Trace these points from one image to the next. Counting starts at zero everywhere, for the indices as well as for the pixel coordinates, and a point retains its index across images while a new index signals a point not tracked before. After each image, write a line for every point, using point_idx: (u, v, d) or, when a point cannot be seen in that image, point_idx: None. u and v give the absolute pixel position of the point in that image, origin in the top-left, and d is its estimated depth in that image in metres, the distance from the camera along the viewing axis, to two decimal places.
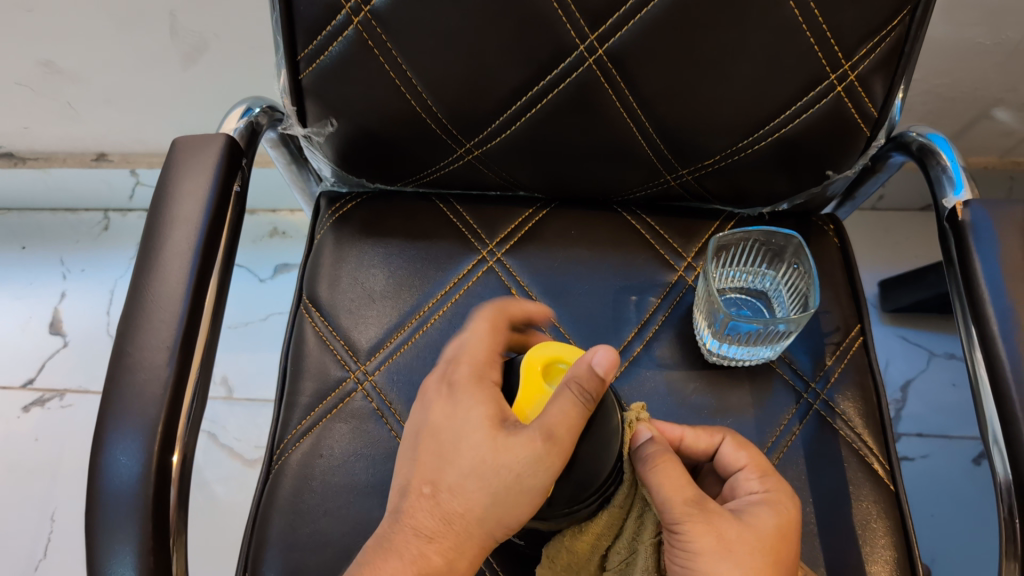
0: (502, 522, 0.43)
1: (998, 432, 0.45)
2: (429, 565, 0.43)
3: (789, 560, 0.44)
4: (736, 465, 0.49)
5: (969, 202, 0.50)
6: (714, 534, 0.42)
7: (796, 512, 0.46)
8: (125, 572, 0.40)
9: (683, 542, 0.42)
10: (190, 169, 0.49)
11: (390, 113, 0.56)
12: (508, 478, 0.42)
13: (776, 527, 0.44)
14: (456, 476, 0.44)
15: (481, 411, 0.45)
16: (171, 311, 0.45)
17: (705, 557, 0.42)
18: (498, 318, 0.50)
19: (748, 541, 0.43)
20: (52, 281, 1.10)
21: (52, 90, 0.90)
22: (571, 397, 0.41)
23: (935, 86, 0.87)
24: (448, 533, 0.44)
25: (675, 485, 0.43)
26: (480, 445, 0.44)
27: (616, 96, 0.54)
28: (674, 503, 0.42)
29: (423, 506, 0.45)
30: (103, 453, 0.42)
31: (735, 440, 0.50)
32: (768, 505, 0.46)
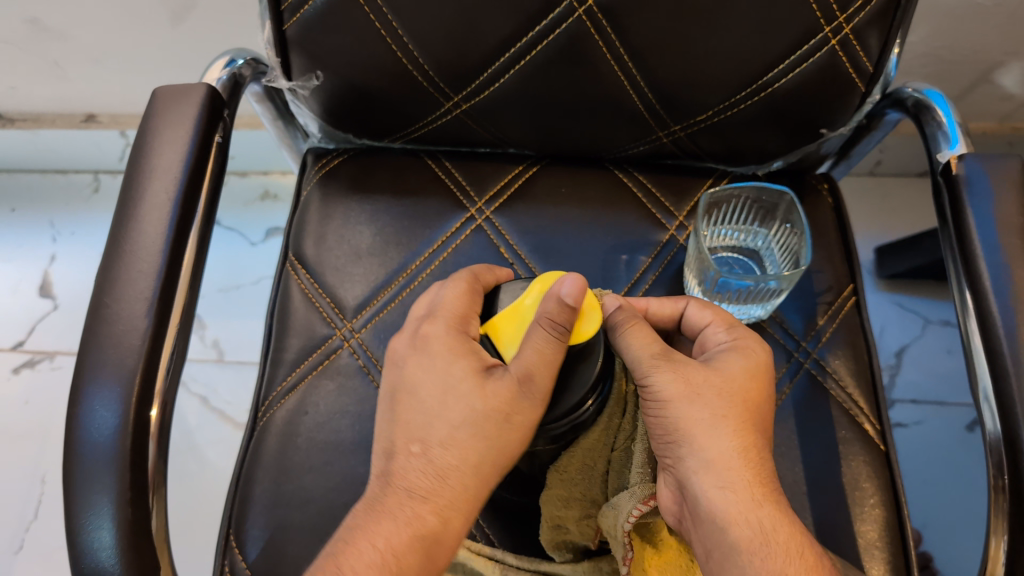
0: (499, 469, 0.44)
1: (989, 389, 0.44)
2: (423, 525, 0.43)
3: (759, 401, 0.45)
4: (702, 323, 0.49)
5: (963, 156, 0.49)
6: (683, 379, 0.44)
7: (767, 357, 0.47)
8: (103, 523, 0.40)
9: (653, 392, 0.44)
10: (170, 119, 0.48)
11: (376, 66, 0.55)
12: (502, 421, 0.44)
13: (745, 371, 0.45)
14: (445, 432, 0.45)
15: (463, 366, 0.46)
16: (150, 262, 0.45)
17: (677, 403, 0.43)
18: (472, 283, 0.49)
19: (716, 383, 0.44)
20: (42, 244, 1.09)
21: (38, 49, 0.88)
22: (542, 330, 0.43)
23: (933, 49, 0.85)
24: (442, 488, 0.44)
25: (643, 341, 0.45)
26: (469, 397, 0.45)
27: (606, 48, 0.52)
28: (642, 358, 0.44)
29: (411, 465, 0.45)
30: (80, 405, 0.42)
31: (698, 301, 0.50)
32: (737, 351, 0.46)
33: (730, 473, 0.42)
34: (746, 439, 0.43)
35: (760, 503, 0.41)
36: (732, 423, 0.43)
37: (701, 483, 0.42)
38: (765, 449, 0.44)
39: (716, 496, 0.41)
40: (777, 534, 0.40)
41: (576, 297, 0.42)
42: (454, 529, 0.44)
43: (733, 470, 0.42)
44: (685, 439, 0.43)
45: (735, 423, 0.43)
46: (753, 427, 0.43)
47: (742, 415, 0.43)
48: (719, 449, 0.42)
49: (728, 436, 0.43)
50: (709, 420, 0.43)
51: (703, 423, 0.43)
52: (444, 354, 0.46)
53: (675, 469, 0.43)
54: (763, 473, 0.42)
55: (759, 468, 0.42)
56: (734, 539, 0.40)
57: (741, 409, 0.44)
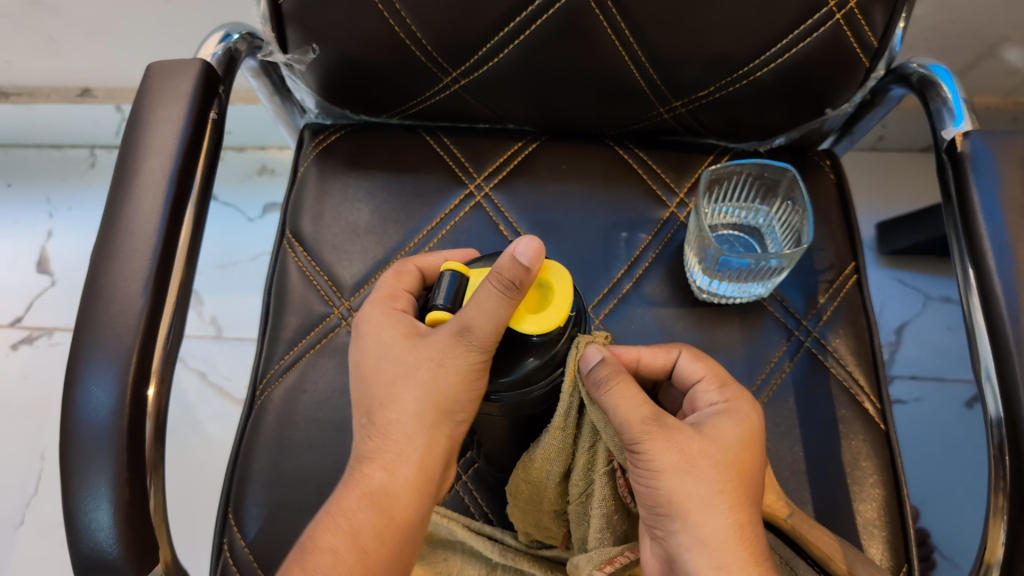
0: (443, 413, 0.43)
1: (991, 369, 0.44)
2: (373, 483, 0.44)
3: (753, 470, 0.43)
4: (693, 377, 0.47)
5: (969, 134, 0.49)
6: (677, 450, 0.41)
7: (760, 422, 0.45)
8: (102, 504, 0.40)
9: (646, 462, 0.41)
10: (164, 95, 0.48)
11: (374, 42, 0.54)
12: (433, 368, 0.42)
13: (738, 438, 0.43)
14: (387, 391, 0.45)
15: (396, 328, 0.45)
16: (145, 241, 0.44)
17: (669, 474, 0.41)
18: (402, 265, 0.49)
19: (712, 453, 0.42)
20: (39, 219, 1.08)
21: (32, 22, 0.87)
22: (489, 288, 0.38)
23: (938, 22, 0.84)
24: (387, 445, 0.44)
25: (631, 405, 0.40)
26: (400, 354, 0.44)
27: (607, 22, 0.51)
28: (633, 424, 0.40)
29: (365, 434, 0.45)
30: (77, 385, 0.42)
31: (691, 352, 0.48)
32: (729, 415, 0.44)
33: (726, 551, 0.40)
34: (742, 513, 0.41)
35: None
36: (729, 497, 0.41)
37: (694, 561, 0.40)
38: (760, 523, 0.42)
39: None
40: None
41: (529, 257, 0.38)
42: (409, 479, 0.44)
43: (729, 547, 0.40)
44: (679, 514, 0.41)
45: (730, 499, 0.41)
46: (747, 499, 0.41)
47: (737, 487, 0.41)
48: (715, 525, 0.40)
49: (724, 511, 0.41)
50: (704, 495, 0.41)
51: (698, 497, 0.41)
52: (376, 326, 0.46)
53: (666, 540, 0.42)
54: (757, 550, 0.40)
55: (753, 543, 0.41)
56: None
57: (738, 483, 0.42)
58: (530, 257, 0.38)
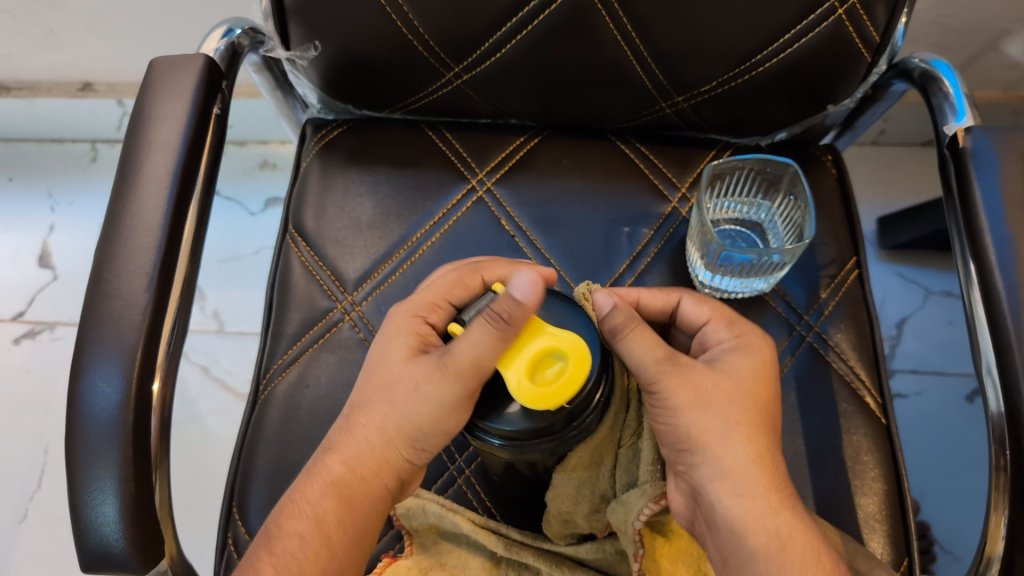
0: (408, 436, 0.45)
1: (992, 363, 0.44)
2: (329, 473, 0.45)
3: (768, 400, 0.44)
4: (700, 320, 0.49)
5: (970, 129, 0.49)
6: (692, 387, 0.43)
7: (770, 354, 0.46)
8: (107, 498, 0.40)
9: (661, 400, 0.43)
10: (167, 91, 0.48)
11: (376, 37, 0.54)
12: (410, 389, 0.45)
13: (751, 371, 0.45)
14: (367, 394, 0.46)
15: (403, 340, 0.46)
16: (149, 237, 0.44)
17: (687, 411, 0.42)
18: (469, 274, 0.48)
19: (726, 388, 0.43)
20: (40, 214, 1.08)
21: (34, 16, 0.87)
22: (482, 320, 0.40)
23: (940, 16, 0.84)
24: (351, 441, 0.45)
25: (647, 347, 0.43)
26: (394, 365, 0.46)
27: (610, 17, 0.51)
28: (647, 364, 0.43)
29: (337, 429, 0.47)
30: (82, 380, 0.42)
31: (694, 296, 0.49)
32: (741, 350, 0.46)
33: (748, 481, 0.41)
34: (759, 444, 0.42)
35: (778, 509, 0.41)
36: (746, 429, 0.42)
37: (717, 491, 0.41)
38: (778, 452, 0.43)
39: (733, 504, 0.41)
40: (795, 539, 0.40)
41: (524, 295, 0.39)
42: (362, 481, 0.45)
43: (750, 475, 0.42)
44: (699, 448, 0.42)
45: (748, 428, 0.43)
46: (765, 430, 0.43)
47: (754, 418, 0.43)
48: (734, 456, 0.42)
49: (742, 442, 0.42)
50: (722, 428, 0.42)
51: (716, 431, 0.42)
52: (392, 330, 0.47)
53: (688, 474, 0.43)
54: (777, 477, 0.42)
55: (774, 471, 0.42)
56: (752, 545, 0.40)
57: (754, 415, 0.43)
58: (525, 291, 0.39)
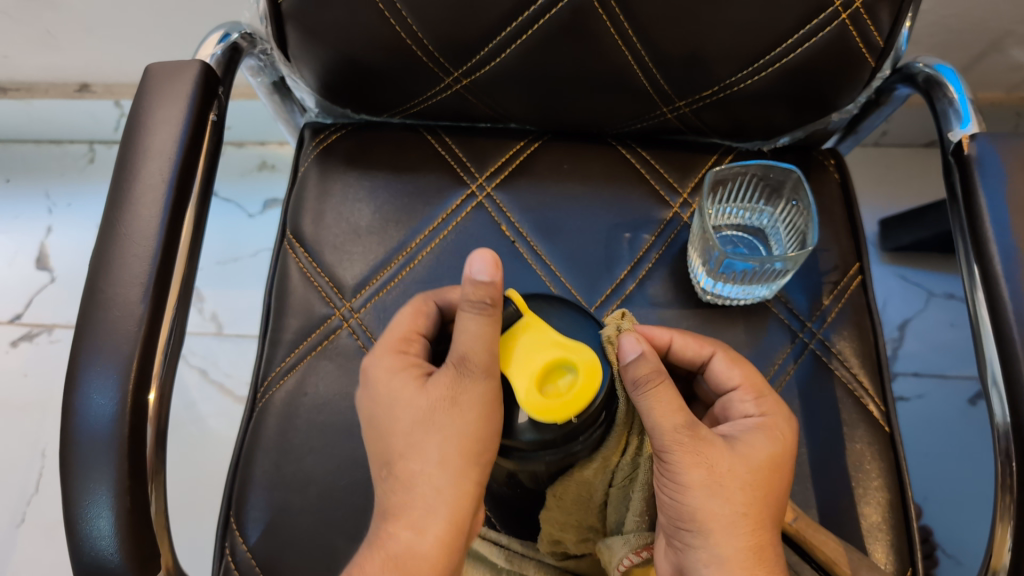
0: (473, 460, 0.41)
1: (997, 373, 0.43)
2: (402, 541, 0.41)
3: (778, 492, 0.43)
4: (728, 382, 0.48)
5: (975, 136, 0.48)
6: (706, 467, 0.41)
7: (792, 440, 0.45)
8: (102, 512, 0.39)
9: (672, 474, 0.41)
10: (162, 97, 0.47)
11: (374, 41, 0.53)
12: (449, 408, 0.42)
13: (767, 459, 0.43)
14: (406, 442, 0.43)
15: (405, 377, 0.44)
16: (144, 246, 0.44)
17: (696, 492, 0.41)
18: (422, 302, 0.48)
19: (741, 474, 0.42)
20: (38, 215, 1.08)
21: (30, 17, 0.87)
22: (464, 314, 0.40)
23: (943, 17, 0.83)
24: (414, 502, 0.42)
25: (667, 413, 0.41)
26: (411, 399, 0.43)
27: (611, 22, 0.51)
28: (665, 430, 0.41)
29: (389, 487, 0.43)
30: (77, 391, 0.41)
31: (727, 355, 0.48)
32: (761, 433, 0.44)
33: (742, 574, 0.40)
34: (760, 537, 0.41)
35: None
36: (752, 519, 0.41)
37: None
38: (777, 546, 0.42)
39: None
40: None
41: (486, 276, 0.39)
42: (439, 536, 0.41)
43: (747, 566, 0.40)
44: (702, 530, 0.41)
45: (753, 522, 0.41)
46: (768, 524, 0.41)
47: (760, 508, 0.42)
48: (735, 545, 0.40)
49: (745, 532, 0.41)
50: (728, 515, 0.41)
51: (722, 517, 0.41)
52: (381, 375, 0.45)
53: (682, 552, 0.42)
54: (773, 573, 0.41)
55: (770, 568, 0.41)
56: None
57: (761, 506, 0.42)
58: (487, 272, 0.39)
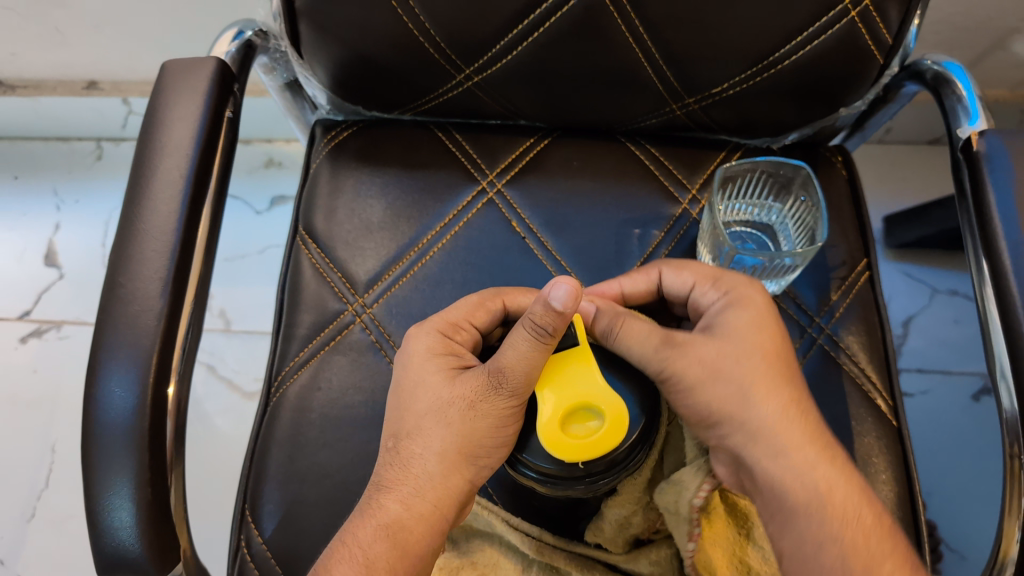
0: (469, 455, 0.45)
1: (1006, 366, 0.44)
2: (387, 514, 0.44)
3: (780, 352, 0.46)
4: (684, 286, 0.51)
5: (984, 132, 0.49)
6: (697, 363, 0.46)
7: (767, 302, 0.48)
8: (124, 503, 0.40)
9: (675, 382, 0.46)
10: (179, 94, 0.48)
11: (387, 38, 0.54)
12: (464, 407, 0.45)
13: (753, 325, 0.46)
14: (416, 422, 0.46)
15: (439, 361, 0.48)
16: (163, 241, 0.44)
17: (703, 386, 0.45)
18: (489, 298, 0.51)
19: (734, 352, 0.46)
20: (46, 212, 1.08)
21: (39, 15, 0.87)
22: (524, 333, 0.42)
23: (949, 15, 0.83)
24: (407, 479, 0.45)
25: (639, 338, 0.47)
26: (436, 387, 0.47)
27: (622, 20, 0.51)
28: (647, 351, 0.46)
29: (389, 461, 0.46)
30: (97, 383, 0.42)
31: (671, 266, 0.51)
32: (737, 306, 0.47)
33: (779, 441, 0.44)
34: (781, 401, 0.45)
35: (815, 461, 0.43)
36: (764, 387, 0.45)
37: (751, 454, 0.44)
38: (806, 402, 0.45)
39: (770, 463, 0.43)
40: (834, 491, 0.42)
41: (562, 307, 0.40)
42: (421, 518, 0.44)
43: (780, 431, 0.44)
44: (725, 418, 0.45)
45: (766, 387, 0.45)
46: (785, 384, 0.45)
47: (770, 374, 0.45)
48: (760, 417, 0.44)
49: (764, 402, 0.44)
50: (739, 395, 0.45)
51: (735, 400, 0.45)
52: (418, 353, 0.48)
53: (723, 447, 0.45)
54: (811, 430, 0.44)
55: (802, 426, 0.44)
56: (793, 498, 0.42)
57: (771, 371, 0.45)
58: (563, 303, 0.40)
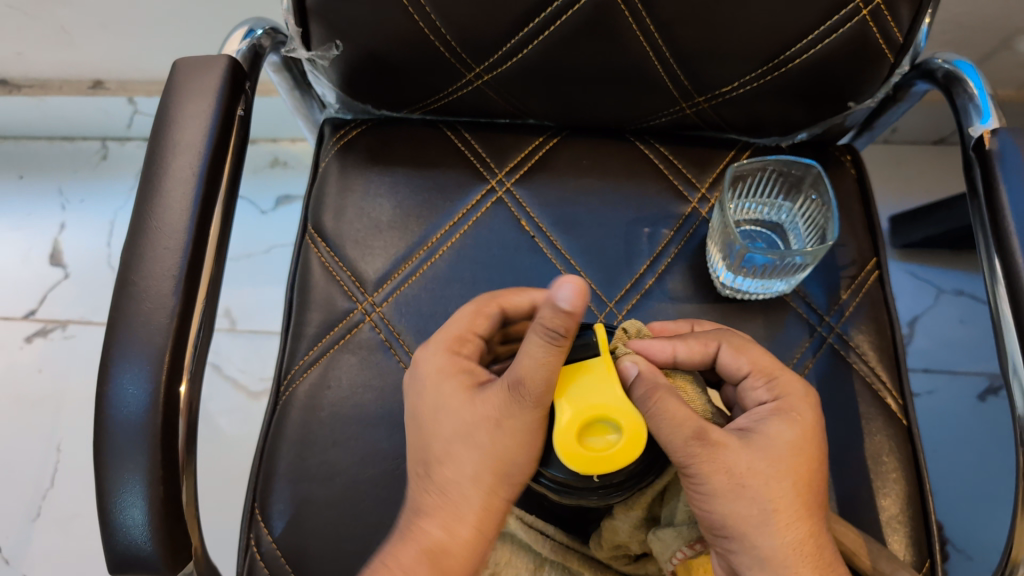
0: (503, 474, 0.45)
1: (1019, 364, 0.44)
2: (430, 539, 0.44)
3: (810, 478, 0.43)
4: (739, 372, 0.48)
5: (997, 131, 0.49)
6: (725, 472, 0.41)
7: (812, 419, 0.45)
8: (136, 501, 0.40)
9: (696, 485, 0.42)
10: (190, 93, 0.48)
11: (397, 37, 0.54)
12: (490, 427, 0.44)
13: (790, 445, 0.43)
14: (444, 446, 0.46)
15: (453, 381, 0.47)
16: (175, 239, 0.44)
17: (723, 499, 0.41)
18: (485, 303, 0.50)
19: (764, 470, 0.42)
20: (51, 212, 1.08)
21: (46, 14, 0.87)
22: (538, 337, 0.40)
23: (956, 14, 0.83)
24: (446, 503, 0.45)
25: (676, 422, 0.41)
26: (458, 409, 0.46)
27: (633, 18, 0.51)
28: (676, 443, 0.42)
29: (425, 487, 0.46)
30: (109, 382, 0.42)
31: (731, 345, 0.48)
32: (781, 420, 0.44)
33: (787, 572, 0.41)
34: (801, 530, 0.42)
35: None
36: (787, 514, 0.41)
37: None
38: (823, 532, 0.43)
39: None
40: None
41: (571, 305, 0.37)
42: (465, 540, 0.45)
43: (791, 563, 0.41)
44: (738, 535, 0.41)
45: (788, 516, 0.41)
46: (808, 511, 0.42)
47: (796, 499, 0.42)
48: (773, 543, 0.41)
49: (782, 529, 0.41)
50: (759, 517, 0.41)
51: (755, 519, 0.41)
52: (431, 375, 0.48)
53: (725, 555, 0.43)
54: (822, 563, 0.42)
55: (817, 559, 0.41)
56: None
57: (799, 494, 0.42)
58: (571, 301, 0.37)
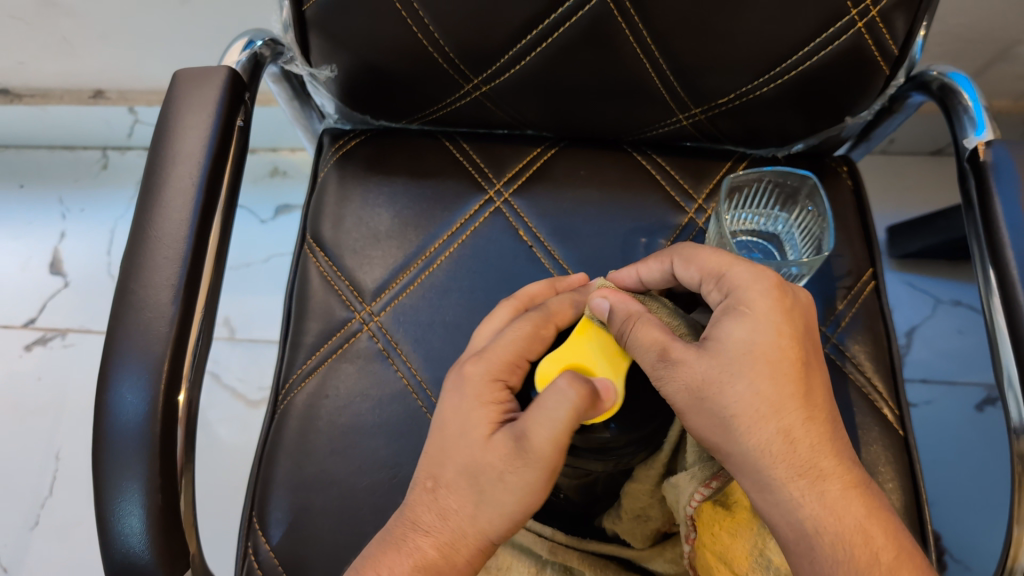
0: (501, 522, 0.43)
1: (1013, 374, 0.44)
2: (424, 558, 0.42)
3: (779, 375, 0.41)
4: (693, 280, 0.47)
5: (991, 142, 0.49)
6: (683, 386, 0.42)
7: (777, 310, 0.42)
8: (133, 509, 0.40)
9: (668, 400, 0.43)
10: (190, 104, 0.48)
11: (396, 48, 0.54)
12: (496, 470, 0.43)
13: (745, 346, 0.41)
14: (450, 474, 0.44)
15: (483, 414, 0.45)
16: (174, 249, 0.44)
17: (688, 414, 0.42)
18: (542, 324, 0.47)
19: (722, 376, 0.41)
20: (52, 221, 1.09)
21: (47, 25, 0.88)
22: (558, 399, 0.41)
23: (952, 26, 0.84)
24: (443, 527, 0.43)
25: (646, 342, 0.43)
26: (476, 443, 0.44)
27: (630, 30, 0.52)
28: (647, 363, 0.43)
29: (425, 503, 0.44)
30: (108, 391, 0.42)
31: (681, 260, 0.47)
32: (739, 317, 0.42)
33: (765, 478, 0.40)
34: (770, 430, 0.41)
35: (804, 494, 0.40)
36: (751, 419, 0.41)
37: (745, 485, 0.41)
38: (804, 426, 0.41)
39: (759, 498, 0.41)
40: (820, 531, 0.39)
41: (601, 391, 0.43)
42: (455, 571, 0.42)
43: (767, 467, 0.40)
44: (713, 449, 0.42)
45: (753, 419, 0.41)
46: (779, 410, 0.41)
47: (763, 401, 0.41)
48: (745, 451, 0.41)
49: (751, 434, 0.41)
50: (722, 424, 0.41)
51: (718, 427, 0.41)
52: (468, 401, 0.45)
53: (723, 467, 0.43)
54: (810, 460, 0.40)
55: (798, 458, 0.40)
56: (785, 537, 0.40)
57: (769, 392, 0.41)
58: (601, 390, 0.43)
